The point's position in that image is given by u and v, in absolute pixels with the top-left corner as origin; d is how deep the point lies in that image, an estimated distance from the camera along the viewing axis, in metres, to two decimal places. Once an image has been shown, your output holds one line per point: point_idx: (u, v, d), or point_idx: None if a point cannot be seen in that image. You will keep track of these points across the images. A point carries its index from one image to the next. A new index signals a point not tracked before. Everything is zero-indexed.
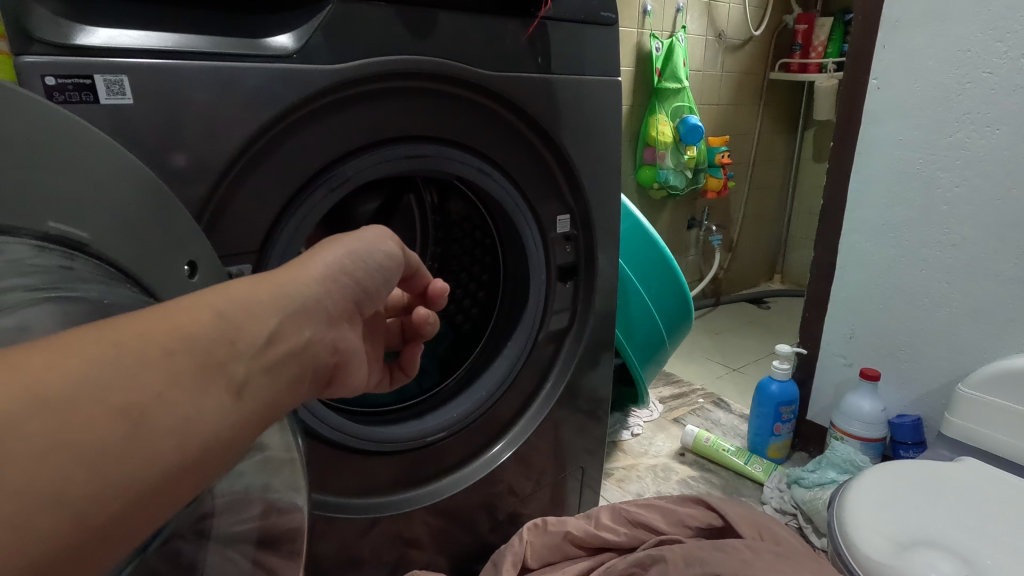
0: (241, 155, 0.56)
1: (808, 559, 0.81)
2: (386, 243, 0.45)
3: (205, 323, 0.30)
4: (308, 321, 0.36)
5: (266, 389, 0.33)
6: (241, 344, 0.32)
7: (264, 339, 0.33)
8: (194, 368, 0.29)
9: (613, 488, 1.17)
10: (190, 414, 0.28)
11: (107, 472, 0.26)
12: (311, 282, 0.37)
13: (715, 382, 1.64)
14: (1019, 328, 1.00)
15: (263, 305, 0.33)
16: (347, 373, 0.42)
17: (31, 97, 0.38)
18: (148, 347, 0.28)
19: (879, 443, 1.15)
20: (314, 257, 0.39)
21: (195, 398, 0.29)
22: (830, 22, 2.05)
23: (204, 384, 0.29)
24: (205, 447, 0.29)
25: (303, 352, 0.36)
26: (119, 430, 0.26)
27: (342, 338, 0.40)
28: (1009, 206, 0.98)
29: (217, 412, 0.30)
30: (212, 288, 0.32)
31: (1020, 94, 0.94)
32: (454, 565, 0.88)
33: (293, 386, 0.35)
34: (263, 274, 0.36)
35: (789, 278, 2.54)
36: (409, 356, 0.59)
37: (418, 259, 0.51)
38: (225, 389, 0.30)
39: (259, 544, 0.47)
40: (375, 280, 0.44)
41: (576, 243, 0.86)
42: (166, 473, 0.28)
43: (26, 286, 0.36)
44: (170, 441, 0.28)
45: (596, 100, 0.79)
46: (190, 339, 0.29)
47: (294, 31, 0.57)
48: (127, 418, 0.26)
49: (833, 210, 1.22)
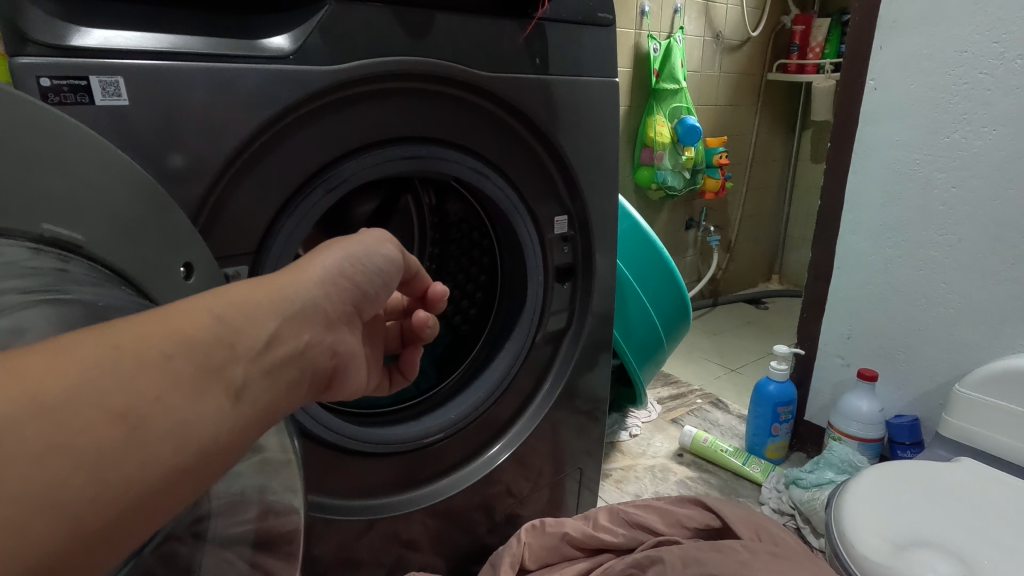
0: (238, 157, 0.56)
1: (806, 560, 0.81)
2: (385, 247, 0.45)
3: (205, 326, 0.30)
4: (307, 325, 0.36)
5: (264, 392, 0.33)
6: (241, 347, 0.31)
7: (263, 342, 0.33)
8: (193, 371, 0.29)
9: (611, 488, 1.17)
10: (189, 418, 0.28)
11: (105, 476, 0.25)
12: (310, 285, 0.37)
13: (714, 382, 1.64)
14: (1016, 328, 1.00)
15: (263, 308, 0.33)
16: (346, 376, 0.42)
17: (24, 98, 0.38)
18: (146, 350, 0.28)
19: (877, 443, 1.15)
20: (314, 260, 0.39)
21: (194, 401, 0.29)
22: (827, 22, 2.06)
23: (203, 387, 0.29)
24: (203, 451, 0.29)
25: (301, 356, 0.36)
26: (117, 434, 0.26)
27: (341, 341, 0.40)
28: (1006, 207, 0.98)
29: (216, 415, 0.30)
30: (211, 291, 0.32)
31: (1016, 95, 0.95)
32: (452, 566, 0.88)
33: (292, 389, 0.35)
34: (262, 277, 0.36)
35: (788, 278, 2.55)
36: (409, 359, 0.59)
37: (417, 263, 0.51)
38: (223, 392, 0.30)
39: (256, 546, 0.47)
40: (375, 283, 0.43)
41: (574, 245, 0.86)
42: (165, 477, 0.27)
43: (22, 289, 0.36)
44: (169, 444, 0.27)
45: (594, 101, 0.79)
46: (188, 342, 0.29)
47: (291, 32, 0.57)
48: (126, 422, 0.26)
49: (830, 210, 1.22)
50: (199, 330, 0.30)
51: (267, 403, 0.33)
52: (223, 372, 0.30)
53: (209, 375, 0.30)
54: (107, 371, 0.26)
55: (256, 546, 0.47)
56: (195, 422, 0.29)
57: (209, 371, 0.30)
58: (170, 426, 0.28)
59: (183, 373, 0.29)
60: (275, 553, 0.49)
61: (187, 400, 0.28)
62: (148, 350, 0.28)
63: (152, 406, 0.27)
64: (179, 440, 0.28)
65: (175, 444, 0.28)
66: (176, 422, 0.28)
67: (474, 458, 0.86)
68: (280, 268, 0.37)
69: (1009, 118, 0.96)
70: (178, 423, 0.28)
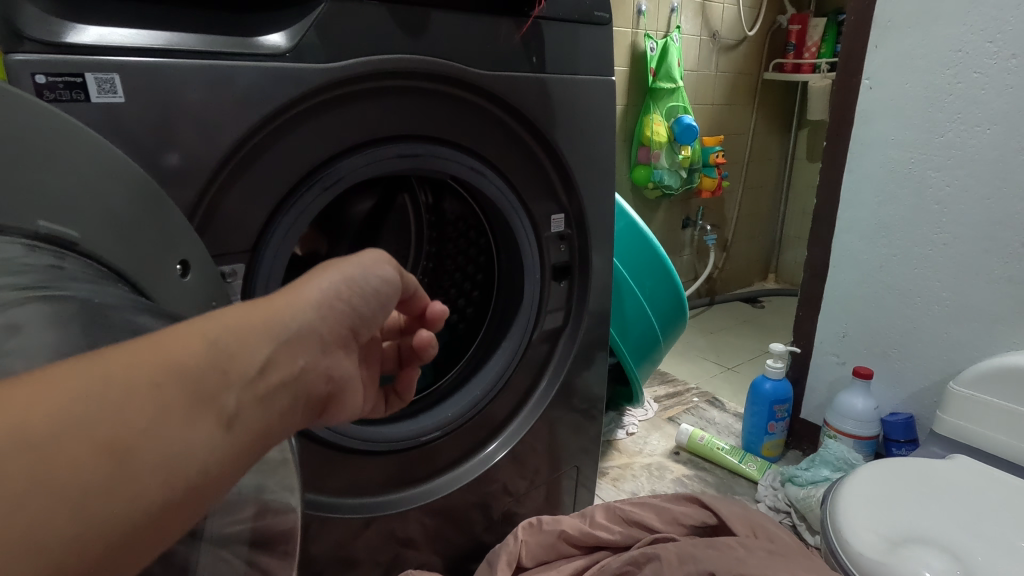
0: (234, 155, 0.56)
1: (801, 557, 0.81)
2: (383, 267, 0.45)
3: (198, 352, 0.30)
4: (301, 350, 0.36)
5: (255, 418, 0.32)
6: (234, 373, 0.31)
7: (256, 369, 0.32)
8: (185, 399, 0.28)
9: (608, 487, 1.17)
10: (180, 448, 0.27)
11: (93, 511, 0.24)
12: (306, 308, 0.37)
13: (709, 381, 1.64)
14: (1010, 326, 1.01)
15: (256, 333, 0.33)
16: (342, 399, 0.42)
17: (20, 95, 0.38)
18: (136, 379, 0.27)
19: (871, 442, 1.16)
20: (311, 283, 0.39)
21: (187, 428, 0.28)
22: (823, 22, 2.06)
23: (194, 415, 0.29)
24: (193, 482, 0.28)
25: (295, 380, 0.35)
26: (106, 466, 0.25)
27: (336, 365, 0.40)
28: (1000, 206, 0.99)
29: (207, 444, 0.29)
30: (204, 316, 0.32)
31: (1009, 94, 0.95)
32: (448, 565, 0.88)
33: (284, 416, 0.35)
34: (257, 300, 0.36)
35: (783, 277, 2.55)
36: (405, 380, 0.59)
37: (415, 282, 0.51)
38: (215, 420, 0.30)
39: (252, 545, 0.47)
40: (371, 306, 0.44)
41: (570, 243, 0.86)
42: (157, 504, 0.26)
43: (14, 286, 0.33)
44: (159, 475, 0.26)
45: (590, 100, 0.79)
46: (181, 370, 0.29)
47: (287, 30, 0.57)
48: (113, 454, 0.25)
49: (826, 209, 1.22)
50: (190, 355, 0.30)
51: (259, 428, 0.32)
52: (216, 397, 0.30)
53: (201, 401, 0.29)
54: (98, 393, 0.26)
55: (253, 545, 0.47)
56: (188, 449, 0.28)
57: (202, 397, 0.29)
58: (164, 452, 0.27)
59: (177, 392, 0.28)
60: (272, 552, 0.49)
61: (180, 427, 0.28)
62: (138, 374, 0.27)
63: (144, 434, 0.26)
64: (174, 457, 0.27)
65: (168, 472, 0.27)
66: (171, 443, 0.27)
67: (471, 459, 0.86)
68: (276, 290, 0.37)
69: (1001, 117, 0.96)
70: (172, 449, 0.27)
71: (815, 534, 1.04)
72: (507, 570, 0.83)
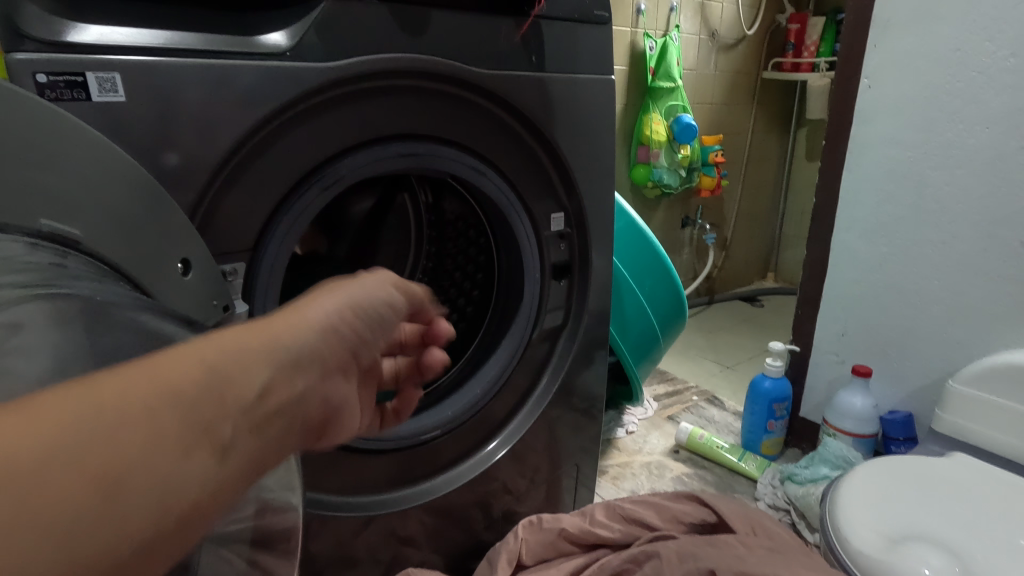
0: (235, 154, 0.56)
1: (801, 554, 0.81)
2: (384, 291, 0.45)
3: (196, 373, 0.27)
4: (302, 375, 0.33)
5: (255, 449, 0.29)
6: (232, 398, 0.28)
7: (255, 394, 0.29)
8: (181, 427, 0.25)
9: (607, 485, 1.18)
10: (171, 484, 0.24)
11: (62, 558, 0.20)
12: (308, 332, 0.35)
13: (709, 380, 1.65)
14: (1008, 324, 1.01)
15: (256, 356, 0.30)
16: (337, 429, 0.39)
17: (23, 96, 0.38)
18: (127, 404, 0.24)
19: (870, 440, 1.16)
20: (314, 306, 0.38)
21: (186, 463, 0.25)
22: (822, 22, 2.07)
23: (189, 447, 0.25)
24: (183, 522, 0.24)
25: (296, 407, 0.32)
26: (83, 507, 0.21)
27: (335, 393, 0.37)
28: (998, 204, 0.99)
29: (202, 478, 0.25)
30: (203, 335, 0.29)
31: (1008, 93, 0.95)
32: (449, 563, 0.89)
33: (283, 446, 0.31)
34: (256, 321, 0.33)
35: (783, 276, 2.56)
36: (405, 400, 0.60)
37: (421, 300, 0.51)
38: (211, 452, 0.26)
39: (254, 544, 0.48)
40: (373, 330, 0.43)
41: (570, 242, 0.86)
42: (141, 548, 0.23)
43: (16, 284, 0.33)
44: (143, 516, 0.23)
45: (590, 99, 0.79)
46: (176, 392, 0.25)
47: (287, 29, 0.57)
48: (93, 492, 0.22)
49: (825, 208, 1.23)
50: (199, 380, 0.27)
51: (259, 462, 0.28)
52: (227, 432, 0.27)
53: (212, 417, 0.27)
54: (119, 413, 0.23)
55: (255, 544, 0.47)
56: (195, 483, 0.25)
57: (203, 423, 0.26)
58: (160, 483, 0.24)
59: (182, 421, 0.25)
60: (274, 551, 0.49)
61: (179, 462, 0.25)
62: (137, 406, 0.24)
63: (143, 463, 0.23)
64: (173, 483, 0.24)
65: (163, 494, 0.24)
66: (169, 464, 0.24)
67: (471, 457, 0.86)
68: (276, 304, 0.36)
69: (999, 116, 0.97)
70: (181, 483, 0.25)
71: (815, 532, 1.04)
72: (507, 568, 0.83)
